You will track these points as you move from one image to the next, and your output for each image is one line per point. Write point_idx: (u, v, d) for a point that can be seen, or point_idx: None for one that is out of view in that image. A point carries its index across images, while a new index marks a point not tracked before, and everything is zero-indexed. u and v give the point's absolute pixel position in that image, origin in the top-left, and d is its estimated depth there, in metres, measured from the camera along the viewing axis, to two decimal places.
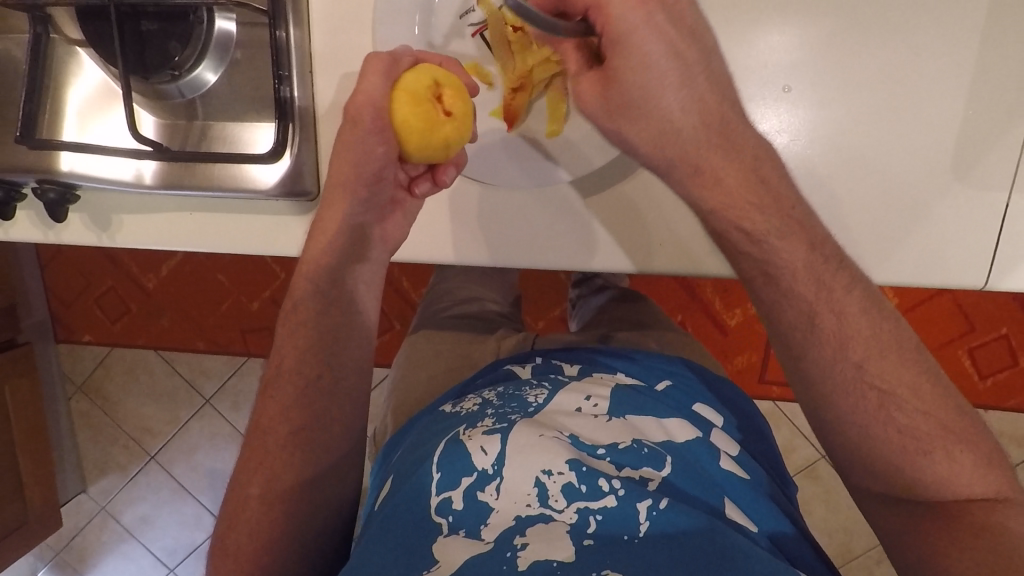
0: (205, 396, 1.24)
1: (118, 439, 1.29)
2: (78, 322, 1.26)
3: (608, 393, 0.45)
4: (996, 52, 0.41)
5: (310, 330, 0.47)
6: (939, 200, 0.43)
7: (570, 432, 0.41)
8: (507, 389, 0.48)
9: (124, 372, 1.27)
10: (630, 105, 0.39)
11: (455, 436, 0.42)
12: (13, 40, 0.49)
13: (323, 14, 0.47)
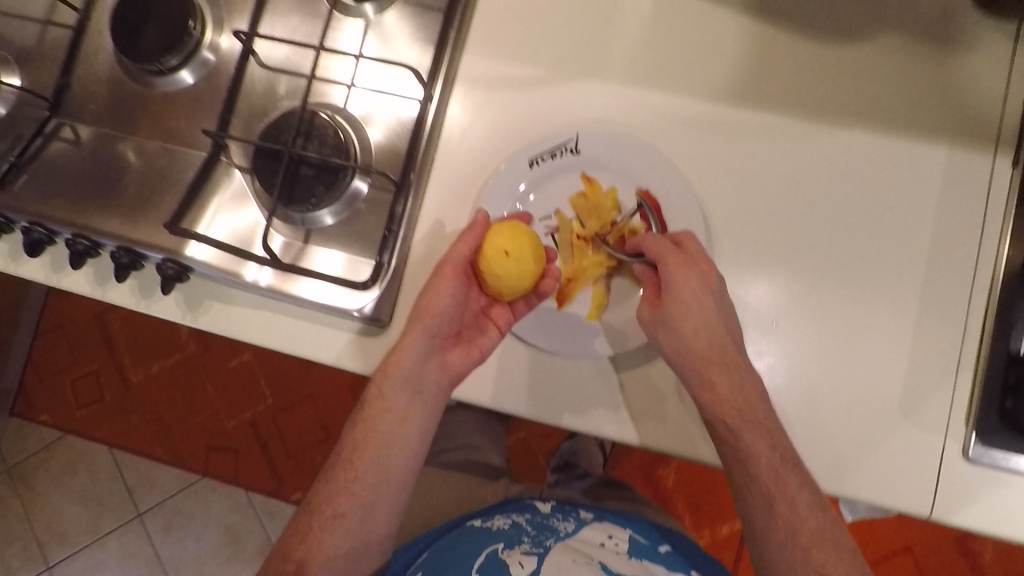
0: (137, 511, 1.36)
1: (23, 538, 1.38)
2: (42, 402, 1.41)
3: (626, 537, 0.56)
4: (933, 334, 0.55)
5: (381, 428, 0.53)
6: (890, 437, 0.54)
7: (600, 560, 0.51)
8: (536, 517, 0.59)
9: (64, 463, 1.39)
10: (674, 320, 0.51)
11: (496, 552, 0.52)
12: (189, 154, 0.63)
13: (435, 193, 0.62)
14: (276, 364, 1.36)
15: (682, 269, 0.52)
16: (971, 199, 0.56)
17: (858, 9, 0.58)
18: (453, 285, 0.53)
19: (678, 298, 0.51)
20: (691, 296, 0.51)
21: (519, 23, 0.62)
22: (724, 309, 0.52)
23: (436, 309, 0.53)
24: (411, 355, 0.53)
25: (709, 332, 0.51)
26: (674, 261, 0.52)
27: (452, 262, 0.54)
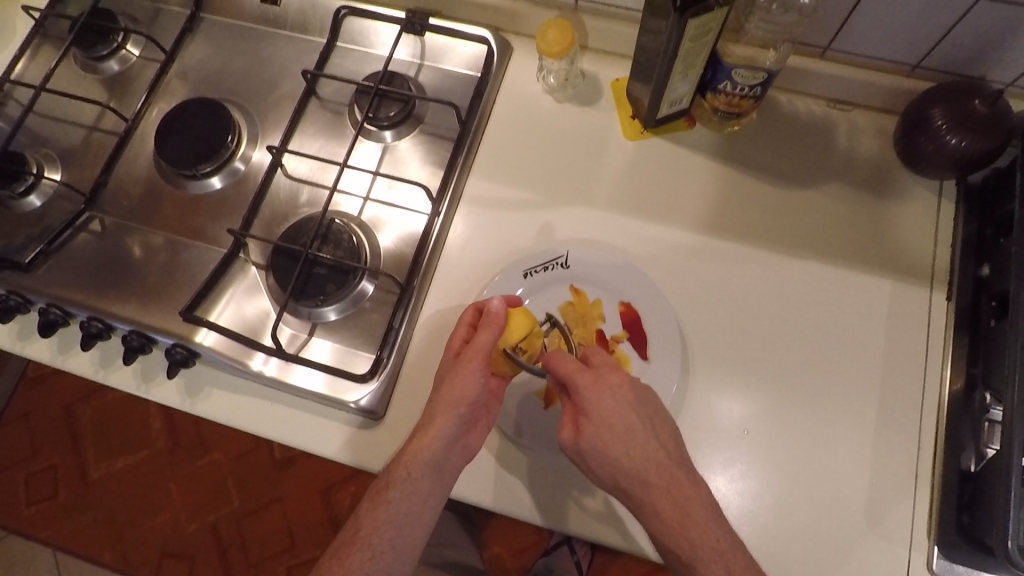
0: None
1: None
2: None
3: None
4: (893, 448, 0.59)
5: (400, 509, 0.54)
6: (858, 548, 0.57)
7: None
8: None
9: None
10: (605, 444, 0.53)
11: None
12: (210, 249, 0.68)
13: (436, 295, 0.67)
14: (244, 466, 1.33)
15: (607, 394, 0.54)
16: (917, 326, 0.62)
17: (808, 161, 0.69)
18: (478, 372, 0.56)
19: (609, 421, 0.53)
20: (608, 414, 0.53)
21: (519, 155, 0.71)
22: (648, 424, 0.54)
23: (462, 395, 0.56)
24: (439, 437, 0.54)
25: (638, 452, 0.52)
26: (586, 380, 0.54)
27: (478, 351, 0.56)
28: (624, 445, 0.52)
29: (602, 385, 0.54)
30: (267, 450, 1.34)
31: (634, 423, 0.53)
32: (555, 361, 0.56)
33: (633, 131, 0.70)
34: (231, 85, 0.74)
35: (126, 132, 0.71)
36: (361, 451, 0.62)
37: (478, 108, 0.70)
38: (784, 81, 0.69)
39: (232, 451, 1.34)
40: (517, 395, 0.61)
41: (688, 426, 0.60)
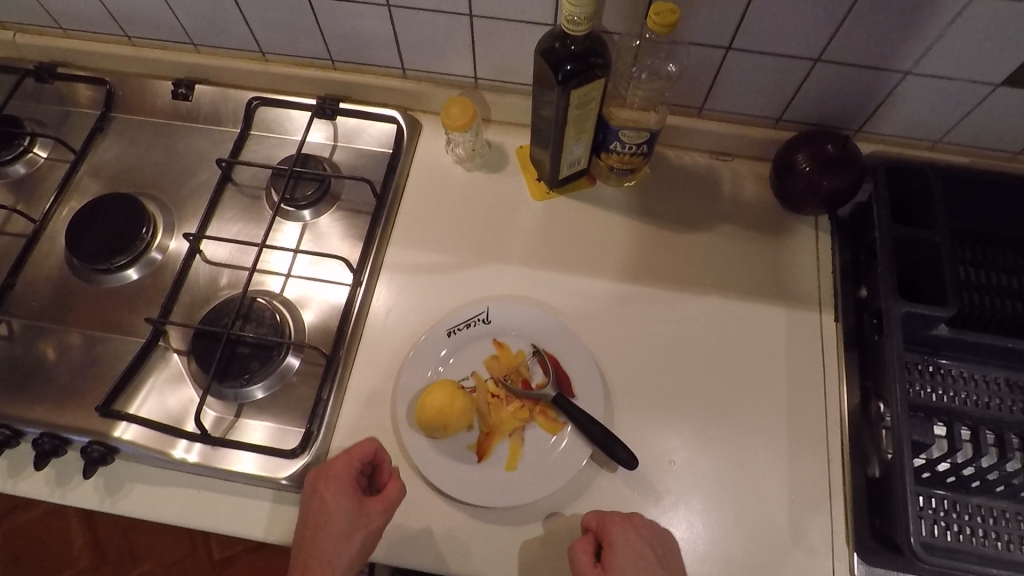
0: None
1: None
2: None
3: None
4: (806, 461, 0.63)
5: None
6: (788, 562, 0.59)
7: None
8: None
9: None
10: None
11: None
12: (128, 341, 0.67)
13: (364, 361, 0.67)
14: (180, 573, 1.35)
15: (634, 535, 0.55)
16: (812, 345, 0.68)
17: (699, 207, 0.75)
18: (369, 513, 0.56)
19: (631, 559, 0.53)
20: (635, 553, 0.53)
21: (435, 222, 0.74)
22: (667, 574, 0.53)
23: (342, 526, 0.55)
24: None
25: None
26: (617, 520, 0.56)
27: (341, 480, 0.57)
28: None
29: (628, 530, 0.55)
30: (204, 553, 1.37)
31: (649, 567, 0.53)
32: (596, 518, 0.57)
33: (540, 192, 0.76)
34: (145, 178, 0.75)
35: (35, 233, 0.70)
36: (296, 530, 0.60)
37: (392, 182, 0.74)
38: (668, 139, 0.77)
39: (163, 558, 1.37)
40: (450, 452, 0.62)
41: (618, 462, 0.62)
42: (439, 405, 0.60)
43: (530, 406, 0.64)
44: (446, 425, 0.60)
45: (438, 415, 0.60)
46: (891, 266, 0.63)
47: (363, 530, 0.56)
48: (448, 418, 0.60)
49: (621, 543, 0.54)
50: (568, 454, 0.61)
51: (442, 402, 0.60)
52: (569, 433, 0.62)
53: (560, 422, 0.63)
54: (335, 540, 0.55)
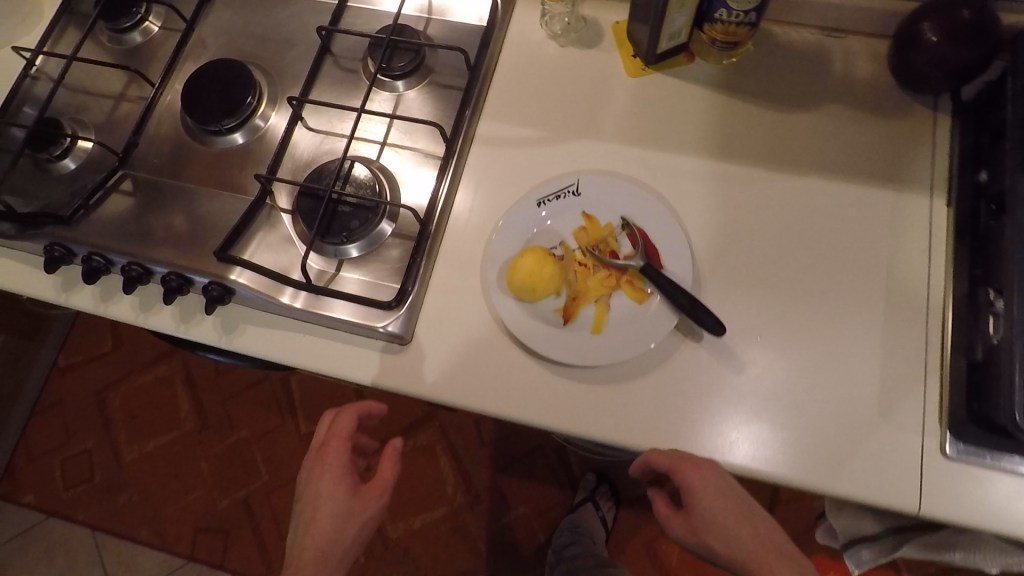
0: None
1: None
2: (30, 483, 1.56)
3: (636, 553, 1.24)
4: (901, 342, 0.61)
5: None
6: (875, 435, 0.59)
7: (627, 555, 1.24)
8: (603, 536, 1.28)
9: (42, 546, 1.52)
10: (713, 531, 0.58)
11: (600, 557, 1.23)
12: (235, 199, 0.72)
13: (455, 227, 0.69)
14: (271, 444, 1.53)
15: (707, 473, 0.57)
16: (918, 230, 0.65)
17: (804, 86, 0.71)
18: (362, 496, 0.68)
19: (710, 501, 0.57)
20: (708, 487, 0.56)
21: (525, 96, 0.74)
22: (744, 518, 0.59)
23: (343, 480, 0.68)
24: (334, 535, 0.66)
25: (745, 537, 0.58)
26: (685, 464, 0.57)
27: (338, 460, 0.69)
28: (733, 539, 0.58)
29: (696, 471, 0.57)
30: (292, 427, 1.54)
31: (729, 510, 0.57)
32: (658, 455, 0.58)
33: (635, 69, 0.73)
34: (249, 50, 0.78)
35: (153, 97, 0.75)
36: (391, 374, 0.65)
37: (484, 56, 0.74)
38: (775, 13, 0.73)
39: (259, 430, 1.54)
40: (538, 314, 0.64)
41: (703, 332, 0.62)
42: (530, 270, 0.61)
43: (618, 274, 0.64)
44: (536, 290, 0.61)
45: (529, 280, 0.61)
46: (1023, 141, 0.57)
47: (357, 511, 0.67)
48: (539, 283, 0.61)
49: (702, 485, 0.56)
50: (654, 321, 0.62)
51: (534, 268, 0.61)
52: (656, 302, 0.63)
53: (647, 291, 0.63)
54: (335, 490, 0.67)
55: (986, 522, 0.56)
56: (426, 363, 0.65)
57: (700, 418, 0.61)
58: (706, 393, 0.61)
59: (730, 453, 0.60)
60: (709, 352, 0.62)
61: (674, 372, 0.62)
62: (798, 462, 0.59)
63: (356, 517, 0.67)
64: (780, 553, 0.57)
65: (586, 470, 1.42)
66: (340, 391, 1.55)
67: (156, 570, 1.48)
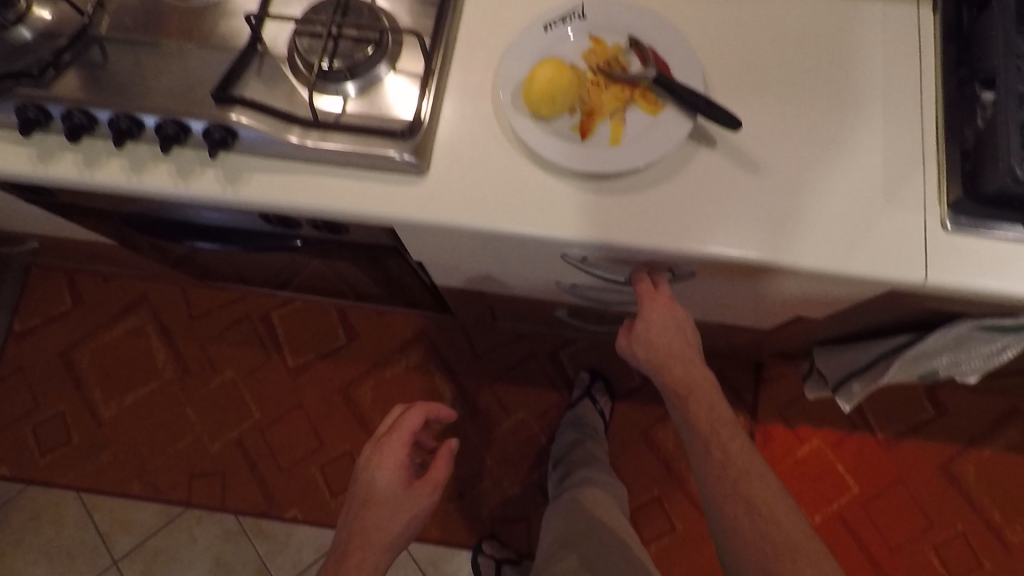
0: (114, 556, 1.42)
1: None
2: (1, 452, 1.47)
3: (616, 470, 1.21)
4: (898, 134, 0.64)
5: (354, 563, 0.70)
6: (880, 217, 0.61)
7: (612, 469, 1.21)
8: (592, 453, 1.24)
9: (25, 513, 1.45)
10: (654, 347, 0.70)
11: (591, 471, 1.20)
12: (209, 53, 0.69)
13: (459, 60, 0.69)
14: (258, 380, 1.48)
15: (667, 306, 0.70)
16: (906, 34, 0.68)
17: None
18: (417, 489, 0.76)
19: (661, 322, 0.70)
20: (659, 318, 0.70)
21: None
22: (689, 343, 0.71)
23: (398, 460, 0.77)
24: (398, 515, 0.74)
25: (677, 352, 0.69)
26: (649, 295, 0.70)
27: (396, 451, 0.78)
28: (660, 347, 0.69)
29: (659, 302, 0.70)
30: (278, 362, 1.49)
31: (674, 329, 0.70)
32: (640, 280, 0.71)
33: None
34: None
35: None
36: (411, 204, 0.64)
37: None
38: None
39: (244, 369, 1.49)
40: (557, 132, 0.64)
41: (715, 139, 0.64)
42: (541, 81, 0.62)
43: (630, 89, 0.65)
44: (550, 99, 0.63)
45: (542, 90, 0.62)
46: None
47: (413, 502, 0.75)
48: (551, 92, 0.62)
49: (653, 317, 0.70)
50: (670, 128, 0.63)
51: (545, 78, 0.62)
52: (668, 112, 0.64)
53: (659, 103, 0.64)
54: (394, 474, 0.76)
55: (994, 284, 0.59)
56: (445, 192, 0.65)
57: (716, 217, 0.62)
58: (720, 194, 0.62)
59: (746, 247, 0.61)
60: (722, 156, 0.64)
61: (689, 178, 0.63)
62: (816, 247, 0.61)
63: (417, 501, 0.75)
64: (710, 384, 0.69)
65: (580, 369, 1.41)
66: (323, 316, 1.50)
67: (152, 522, 1.43)
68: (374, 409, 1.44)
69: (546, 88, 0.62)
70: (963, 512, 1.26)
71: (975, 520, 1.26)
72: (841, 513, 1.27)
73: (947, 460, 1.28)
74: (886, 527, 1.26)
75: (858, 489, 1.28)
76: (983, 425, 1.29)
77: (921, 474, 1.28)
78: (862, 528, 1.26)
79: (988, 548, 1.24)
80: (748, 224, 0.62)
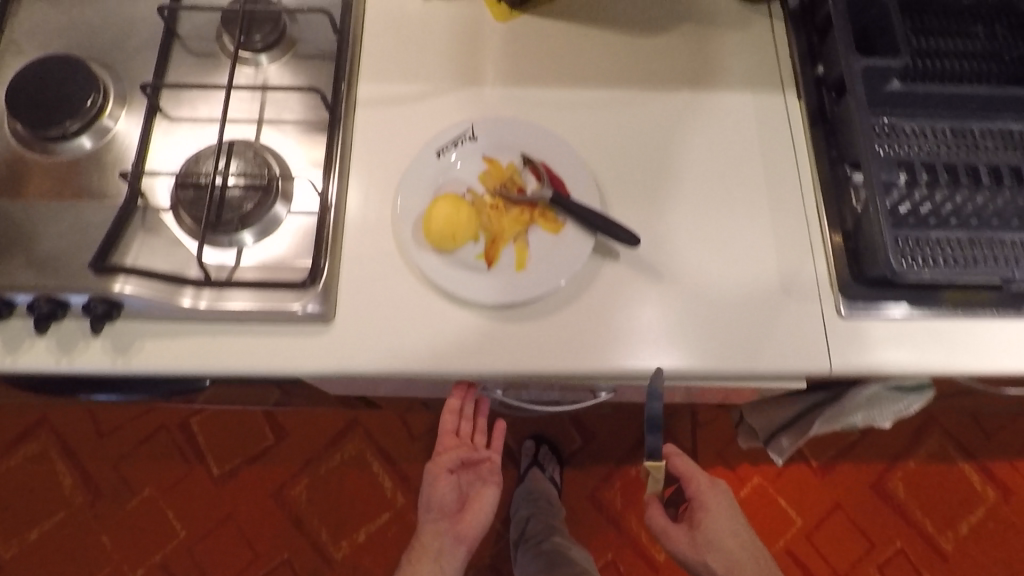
0: None
1: None
2: None
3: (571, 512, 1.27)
4: (787, 224, 0.68)
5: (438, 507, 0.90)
6: (784, 313, 0.64)
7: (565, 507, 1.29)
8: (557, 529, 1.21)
9: None
10: None
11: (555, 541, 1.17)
12: (96, 210, 0.64)
13: (352, 195, 0.67)
14: (182, 497, 1.35)
15: None
16: (779, 125, 0.72)
17: (663, 9, 0.75)
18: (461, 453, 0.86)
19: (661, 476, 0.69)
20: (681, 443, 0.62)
21: (395, 54, 0.72)
22: None
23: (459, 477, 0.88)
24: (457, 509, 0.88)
25: None
26: None
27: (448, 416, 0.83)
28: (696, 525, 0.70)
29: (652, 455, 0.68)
30: (203, 472, 1.36)
31: None
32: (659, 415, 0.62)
33: (501, 15, 0.74)
34: (76, 38, 0.70)
35: None
36: (320, 358, 0.62)
37: (348, 19, 0.71)
38: None
39: (165, 484, 1.35)
40: (461, 262, 0.63)
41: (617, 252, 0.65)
42: (443, 232, 0.62)
43: (529, 209, 0.65)
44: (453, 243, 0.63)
45: (444, 234, 0.62)
46: (847, 26, 0.66)
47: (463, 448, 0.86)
48: (455, 235, 0.62)
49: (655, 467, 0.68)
50: (570, 247, 0.64)
51: (448, 229, 0.62)
52: (569, 230, 0.65)
53: (559, 220, 0.65)
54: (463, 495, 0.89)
55: (887, 368, 0.63)
56: (353, 339, 0.62)
57: (628, 332, 0.63)
58: (632, 310, 0.64)
59: (663, 360, 0.62)
60: (629, 271, 0.65)
61: (596, 297, 0.64)
62: (726, 346, 0.63)
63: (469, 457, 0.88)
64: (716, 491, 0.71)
65: (525, 439, 1.36)
66: (249, 416, 1.39)
67: None
68: (313, 510, 1.35)
69: (446, 244, 0.62)
70: (901, 529, 1.32)
71: (910, 533, 1.32)
72: (789, 547, 1.30)
73: (879, 478, 1.35)
74: (831, 554, 1.31)
75: (801, 521, 1.31)
76: (904, 439, 1.36)
77: (860, 496, 1.34)
78: (811, 558, 1.30)
79: (928, 560, 1.31)
80: (664, 336, 0.63)
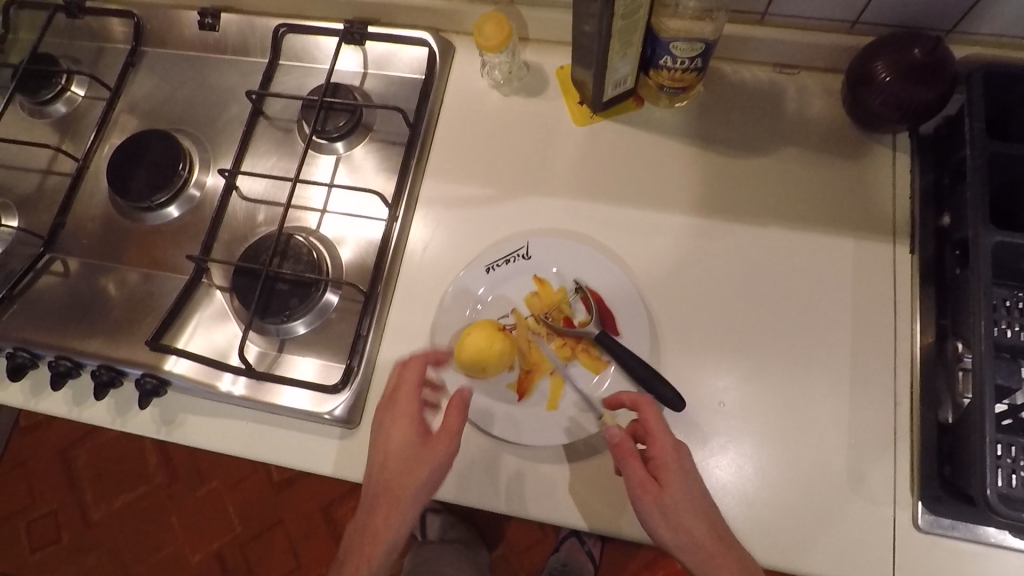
0: None
1: None
2: None
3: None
4: (867, 404, 0.60)
5: None
6: (845, 510, 0.57)
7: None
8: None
9: None
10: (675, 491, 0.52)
11: None
12: (168, 281, 0.68)
13: (399, 298, 0.66)
14: (245, 493, 1.45)
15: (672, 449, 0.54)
16: (879, 281, 0.63)
17: (758, 127, 0.68)
18: None
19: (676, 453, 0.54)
20: (675, 460, 0.54)
21: (466, 152, 0.71)
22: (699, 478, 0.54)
23: None
24: None
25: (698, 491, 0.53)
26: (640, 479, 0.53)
27: None
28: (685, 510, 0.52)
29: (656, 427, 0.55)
30: (265, 475, 1.46)
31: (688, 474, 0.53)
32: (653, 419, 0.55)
33: (582, 117, 0.70)
34: (180, 114, 0.75)
35: (85, 157, 0.71)
36: (340, 463, 0.62)
37: (425, 113, 0.71)
38: (723, 51, 0.68)
39: (231, 479, 1.47)
40: (492, 390, 0.61)
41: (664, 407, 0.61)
42: (476, 355, 0.59)
43: (572, 342, 0.62)
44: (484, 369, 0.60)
45: (477, 357, 0.59)
46: (984, 188, 0.54)
47: None
48: (488, 363, 0.59)
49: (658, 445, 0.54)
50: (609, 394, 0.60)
51: (482, 355, 0.59)
52: (611, 372, 0.61)
53: (603, 360, 0.61)
54: None
55: None
56: None
57: None
58: None
59: None
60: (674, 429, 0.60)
61: None
62: (769, 536, 0.57)
63: None
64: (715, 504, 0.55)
65: None
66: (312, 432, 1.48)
67: None
68: None
69: (475, 369, 0.59)
70: None
71: None
72: None
73: None
74: None
75: None
76: None
77: None
78: None
79: None
80: None
